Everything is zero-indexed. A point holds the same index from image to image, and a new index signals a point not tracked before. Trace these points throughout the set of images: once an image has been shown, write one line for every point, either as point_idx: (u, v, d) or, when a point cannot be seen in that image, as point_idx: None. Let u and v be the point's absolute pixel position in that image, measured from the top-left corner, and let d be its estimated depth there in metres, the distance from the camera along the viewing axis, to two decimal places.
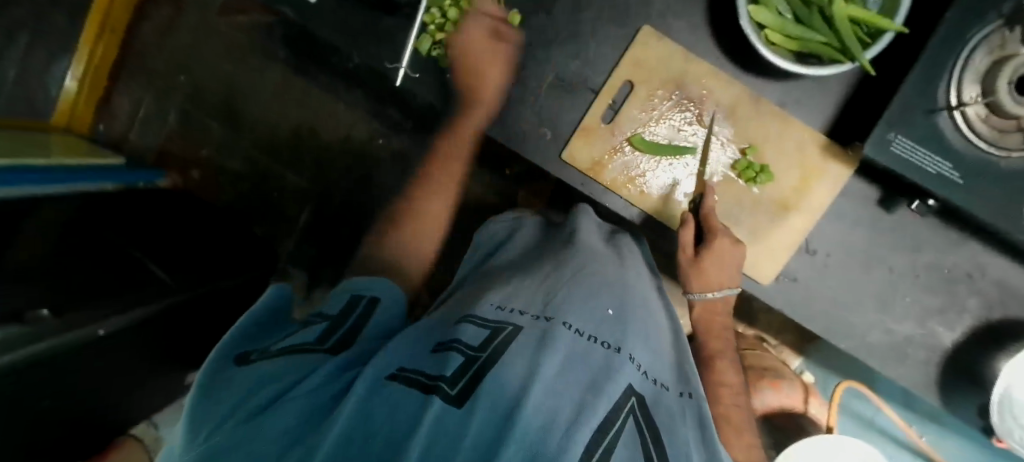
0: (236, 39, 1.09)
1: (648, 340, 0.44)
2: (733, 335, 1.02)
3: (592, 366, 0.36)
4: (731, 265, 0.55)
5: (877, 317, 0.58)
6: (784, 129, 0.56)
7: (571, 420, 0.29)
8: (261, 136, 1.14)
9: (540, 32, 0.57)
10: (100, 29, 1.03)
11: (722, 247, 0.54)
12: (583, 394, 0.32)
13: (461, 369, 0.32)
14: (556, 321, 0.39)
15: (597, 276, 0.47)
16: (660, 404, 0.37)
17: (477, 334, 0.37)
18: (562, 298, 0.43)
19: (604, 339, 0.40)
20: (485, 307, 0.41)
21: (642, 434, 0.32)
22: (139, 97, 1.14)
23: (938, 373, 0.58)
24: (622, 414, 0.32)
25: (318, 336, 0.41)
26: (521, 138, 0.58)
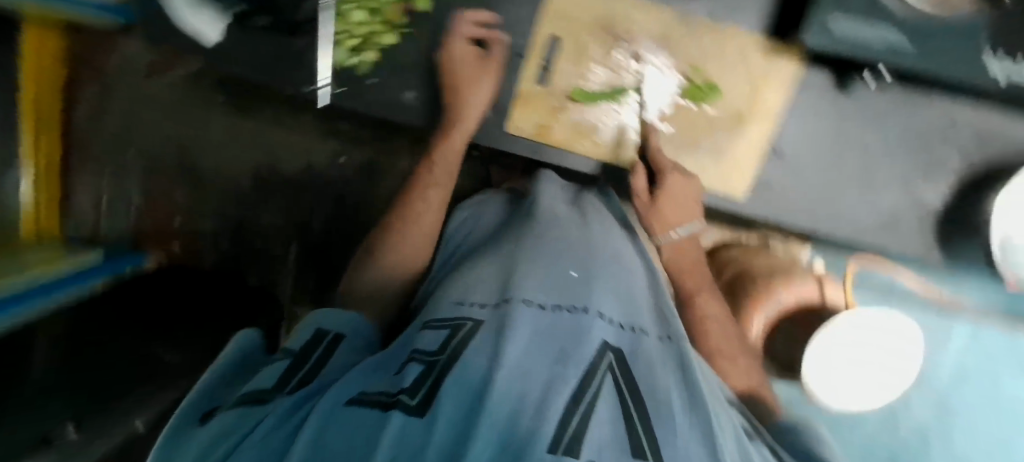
0: (173, 96, 1.05)
1: (619, 294, 0.43)
2: (724, 249, 0.99)
3: (558, 335, 0.35)
4: (686, 200, 0.61)
5: (863, 193, 0.62)
6: (722, 47, 0.62)
7: (540, 399, 0.28)
8: (224, 189, 1.11)
9: (450, 11, 0.62)
10: (37, 125, 1.00)
11: (670, 183, 0.60)
12: (552, 368, 0.31)
13: (420, 380, 0.31)
14: (515, 300, 0.38)
15: (549, 243, 0.50)
16: (640, 354, 0.35)
17: (437, 339, 0.37)
18: (519, 278, 0.43)
19: (569, 304, 0.39)
20: (444, 305, 0.43)
21: (621, 391, 0.31)
22: (96, 184, 1.10)
23: (934, 230, 0.62)
24: (598, 375, 0.31)
25: (276, 380, 0.37)
26: (455, 118, 0.64)
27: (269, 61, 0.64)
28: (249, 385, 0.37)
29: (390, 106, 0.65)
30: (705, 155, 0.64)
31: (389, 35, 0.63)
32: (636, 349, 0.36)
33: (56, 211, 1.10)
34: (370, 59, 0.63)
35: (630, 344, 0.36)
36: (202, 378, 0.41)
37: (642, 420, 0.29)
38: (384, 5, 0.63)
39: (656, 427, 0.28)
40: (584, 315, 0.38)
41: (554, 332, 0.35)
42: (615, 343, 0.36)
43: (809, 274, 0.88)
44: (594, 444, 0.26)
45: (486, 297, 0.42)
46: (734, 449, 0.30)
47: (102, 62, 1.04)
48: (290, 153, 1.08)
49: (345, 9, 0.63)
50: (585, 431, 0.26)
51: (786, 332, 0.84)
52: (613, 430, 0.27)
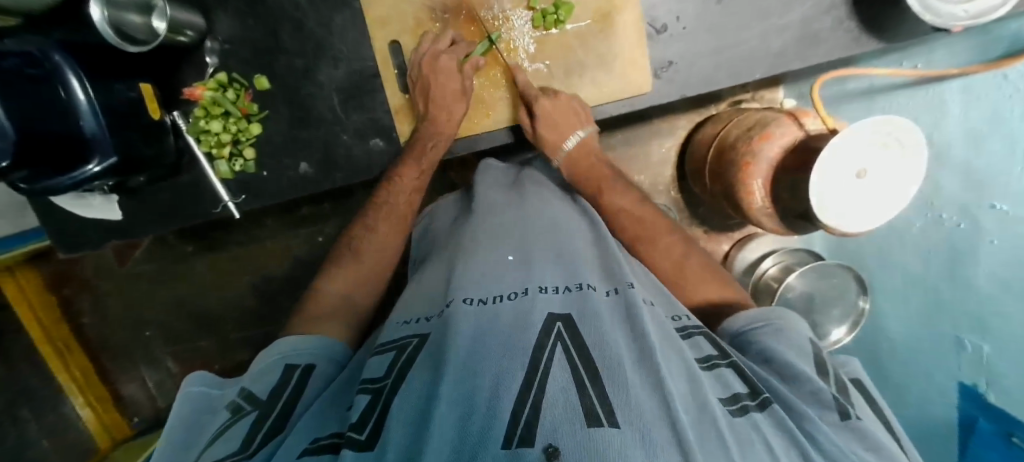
0: (150, 271, 1.17)
1: (560, 260, 0.47)
2: (705, 125, 0.99)
3: (504, 323, 0.36)
4: (563, 114, 0.59)
5: (763, 25, 0.57)
6: None
7: (491, 388, 0.29)
8: (238, 318, 1.20)
9: (292, 70, 0.62)
10: (61, 355, 1.17)
11: (542, 109, 0.58)
12: (501, 362, 0.31)
13: (367, 410, 0.33)
14: (456, 303, 0.40)
15: (488, 235, 0.52)
16: (587, 315, 0.36)
17: (383, 363, 0.40)
18: (459, 280, 0.44)
19: (511, 291, 0.41)
20: (391, 329, 0.46)
21: (573, 359, 0.31)
22: (137, 375, 1.23)
23: (853, 16, 0.56)
24: (547, 349, 0.32)
25: (243, 441, 0.36)
26: (355, 166, 0.65)
27: (173, 205, 0.67)
28: (215, 450, 0.35)
29: (293, 188, 0.66)
30: (594, 69, 0.60)
31: (253, 125, 0.62)
32: (584, 310, 0.37)
33: (118, 411, 1.24)
34: (251, 155, 0.64)
35: (577, 306, 0.38)
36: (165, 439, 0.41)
37: (594, 385, 0.28)
38: (231, 103, 0.61)
39: (610, 392, 0.27)
40: (526, 296, 0.40)
41: (498, 324, 0.36)
42: (562, 312, 0.37)
43: (779, 115, 0.76)
44: (548, 424, 0.25)
45: (429, 312, 0.46)
46: (687, 389, 0.30)
47: (82, 274, 1.17)
48: (272, 260, 1.15)
49: (199, 126, 0.60)
50: (538, 417, 0.25)
51: (784, 182, 0.69)
52: (566, 405, 0.26)
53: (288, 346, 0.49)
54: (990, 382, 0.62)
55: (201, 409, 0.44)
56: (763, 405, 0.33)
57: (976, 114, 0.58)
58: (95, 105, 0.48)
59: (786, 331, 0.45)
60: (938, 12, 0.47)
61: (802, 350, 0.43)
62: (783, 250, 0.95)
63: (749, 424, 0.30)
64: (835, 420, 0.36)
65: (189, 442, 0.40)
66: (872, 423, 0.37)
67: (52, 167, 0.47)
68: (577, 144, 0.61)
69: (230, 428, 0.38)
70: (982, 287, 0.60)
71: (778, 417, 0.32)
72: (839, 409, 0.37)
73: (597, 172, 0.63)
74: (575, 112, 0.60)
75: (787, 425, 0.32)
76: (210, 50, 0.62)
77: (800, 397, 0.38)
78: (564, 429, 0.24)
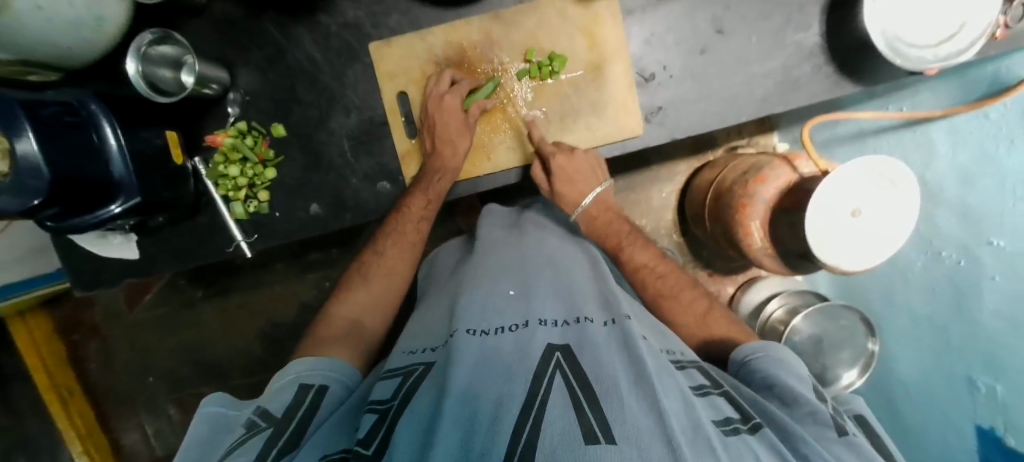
0: (159, 314, 1.19)
1: (559, 295, 0.49)
2: (703, 169, 1.01)
3: (505, 353, 0.37)
4: (581, 170, 0.63)
5: (746, 73, 0.60)
6: (539, 16, 0.61)
7: (493, 411, 0.30)
8: (242, 362, 1.19)
9: (307, 120, 0.67)
10: (63, 400, 1.15)
11: (559, 165, 0.62)
12: (502, 385, 0.33)
13: (374, 430, 0.35)
14: (459, 332, 0.41)
15: (492, 269, 0.54)
16: (585, 345, 0.38)
17: (389, 387, 0.41)
18: (463, 310, 0.46)
19: (511, 323, 0.43)
20: (396, 357, 0.47)
21: (571, 384, 0.32)
22: (136, 422, 1.21)
23: (831, 63, 0.59)
24: (547, 376, 0.33)
25: (257, 458, 0.37)
26: (362, 207, 0.68)
27: (188, 245, 0.69)
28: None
29: (303, 228, 0.69)
30: (588, 114, 0.63)
31: (268, 170, 0.66)
32: (581, 341, 0.39)
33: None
34: (264, 197, 0.67)
35: (575, 338, 0.40)
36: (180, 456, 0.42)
37: (592, 407, 0.29)
38: (249, 149, 0.65)
39: (605, 411, 0.29)
40: (526, 328, 0.41)
41: (499, 352, 0.38)
42: (561, 343, 0.39)
43: (772, 159, 0.78)
44: (547, 444, 0.26)
45: (433, 343, 0.47)
46: (682, 409, 0.32)
47: (92, 318, 1.19)
48: (279, 305, 1.17)
49: (218, 171, 0.64)
50: (538, 437, 0.27)
51: (782, 221, 0.70)
52: (565, 423, 0.28)
53: (307, 365, 0.50)
54: (1009, 424, 0.58)
55: (216, 429, 0.45)
56: (754, 428, 0.35)
57: (963, 151, 0.60)
58: (124, 149, 0.52)
59: (783, 358, 0.46)
60: (907, 57, 0.50)
61: (799, 375, 0.44)
62: (788, 291, 0.93)
63: (741, 443, 0.32)
64: (833, 439, 0.37)
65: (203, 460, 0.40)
66: (861, 437, 0.39)
67: (81, 207, 0.51)
68: (593, 200, 0.66)
69: (245, 444, 0.39)
70: (989, 325, 0.59)
71: (770, 442, 0.34)
72: (836, 427, 0.39)
73: (607, 220, 0.67)
74: (592, 170, 0.64)
75: (779, 449, 0.33)
76: (231, 101, 0.67)
77: (799, 419, 0.39)
78: (561, 449, 0.26)
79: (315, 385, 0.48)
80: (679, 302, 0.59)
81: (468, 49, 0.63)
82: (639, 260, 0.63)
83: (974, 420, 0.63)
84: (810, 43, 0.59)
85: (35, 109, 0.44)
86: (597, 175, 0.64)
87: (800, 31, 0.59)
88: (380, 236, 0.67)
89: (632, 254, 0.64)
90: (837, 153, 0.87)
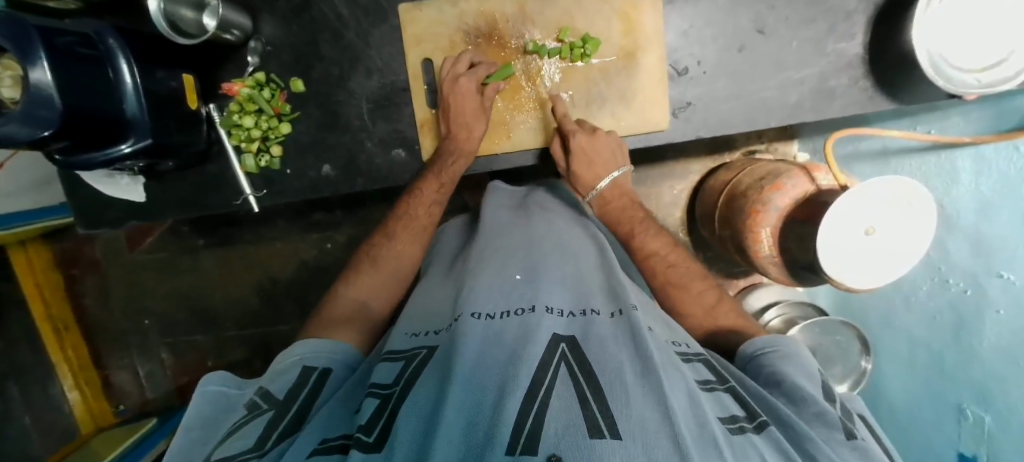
0: (159, 258, 1.19)
1: (566, 284, 0.49)
2: (719, 169, 1.00)
3: (508, 340, 0.38)
4: (600, 152, 0.62)
5: (780, 78, 0.59)
6: None
7: (495, 399, 0.30)
8: (238, 315, 1.20)
9: (327, 77, 0.65)
10: (57, 333, 1.17)
11: (579, 145, 0.60)
12: (504, 372, 0.33)
13: (376, 410, 0.36)
14: (464, 316, 0.42)
15: (500, 252, 0.54)
16: (592, 335, 0.39)
17: (392, 371, 0.41)
18: (471, 293, 0.46)
19: (518, 308, 0.43)
20: (396, 339, 0.47)
21: (576, 377, 0.33)
22: (128, 362, 1.23)
23: (869, 77, 0.58)
24: (551, 368, 0.34)
25: (259, 438, 0.38)
26: (374, 173, 0.68)
27: (194, 194, 0.69)
28: (232, 446, 0.37)
29: (312, 187, 0.68)
30: (614, 102, 0.62)
31: (283, 124, 0.65)
32: (586, 333, 0.40)
33: (105, 398, 1.22)
34: (276, 152, 0.66)
35: (581, 329, 0.40)
36: (181, 434, 0.43)
37: (597, 399, 0.30)
38: (265, 101, 0.64)
39: (610, 405, 0.29)
40: (533, 313, 0.42)
41: (504, 337, 0.38)
42: (567, 333, 0.40)
43: (791, 167, 0.76)
44: (551, 435, 0.27)
45: (438, 324, 0.48)
46: (689, 407, 0.32)
47: (92, 256, 1.19)
48: (280, 262, 1.17)
49: (232, 120, 0.63)
50: (541, 428, 0.27)
51: (792, 232, 0.69)
52: (569, 416, 0.28)
53: (314, 345, 0.51)
54: (990, 454, 0.61)
55: (221, 407, 0.46)
56: (760, 427, 0.35)
57: (986, 182, 0.59)
58: (138, 89, 0.51)
59: (794, 355, 0.47)
60: (950, 79, 0.49)
61: (808, 374, 0.45)
62: (786, 303, 0.93)
63: (747, 442, 0.32)
64: (841, 441, 0.37)
65: (209, 436, 0.42)
66: (873, 444, 0.38)
67: (93, 144, 0.50)
68: (609, 183, 0.65)
69: (246, 425, 0.40)
70: (986, 357, 0.60)
71: (775, 441, 0.33)
72: (845, 430, 0.38)
73: (620, 205, 0.67)
74: (614, 153, 0.62)
75: (783, 448, 0.33)
76: (252, 50, 0.65)
77: (807, 419, 0.39)
78: (568, 439, 0.26)
79: (318, 367, 0.49)
80: (692, 307, 0.59)
81: (499, 21, 0.61)
82: (644, 262, 0.63)
83: (958, 448, 0.66)
84: (851, 53, 0.57)
85: (51, 38, 0.43)
86: (617, 158, 0.63)
87: (842, 40, 0.57)
88: (397, 218, 0.68)
89: (642, 254, 0.64)
90: (855, 168, 0.86)
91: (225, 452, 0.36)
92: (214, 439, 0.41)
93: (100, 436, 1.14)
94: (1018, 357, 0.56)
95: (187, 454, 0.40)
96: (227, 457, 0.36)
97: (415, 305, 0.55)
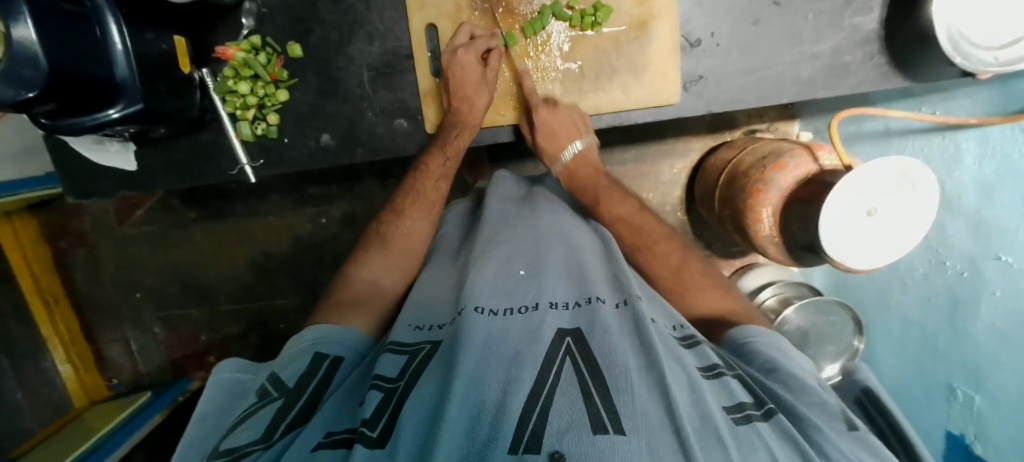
0: (150, 232, 1.17)
1: (571, 276, 0.49)
2: (721, 146, 0.99)
3: (512, 338, 0.37)
4: (564, 126, 0.62)
5: (794, 53, 0.58)
6: None
7: (500, 398, 0.30)
8: (233, 290, 1.19)
9: (325, 42, 0.63)
10: (48, 307, 1.15)
11: (542, 119, 0.61)
12: (509, 370, 0.33)
13: (380, 408, 0.35)
14: (467, 309, 0.41)
15: (506, 244, 0.54)
16: (596, 326, 0.39)
17: (396, 364, 0.40)
18: (474, 286, 0.46)
19: (522, 304, 0.43)
20: (400, 330, 0.47)
21: (581, 372, 0.33)
22: (121, 336, 1.22)
23: (882, 52, 0.57)
24: (556, 364, 0.34)
25: (266, 429, 0.38)
26: (376, 144, 0.66)
27: (187, 163, 0.67)
28: (237, 437, 0.37)
29: (311, 156, 0.66)
30: (624, 74, 0.61)
31: (281, 91, 0.63)
32: (591, 324, 0.39)
33: (97, 372, 1.22)
34: (274, 121, 0.64)
35: (586, 322, 0.40)
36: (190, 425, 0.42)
37: (600, 394, 0.30)
38: (261, 67, 0.62)
39: (614, 399, 0.29)
40: (536, 310, 0.42)
41: (507, 335, 0.38)
42: (571, 328, 0.39)
43: (794, 147, 0.76)
44: (554, 434, 0.27)
45: (443, 318, 0.47)
46: (693, 401, 0.32)
47: (81, 228, 1.17)
48: (274, 237, 1.15)
49: (227, 86, 0.61)
50: (545, 427, 0.27)
51: (794, 214, 0.69)
52: (572, 414, 0.28)
53: (326, 331, 0.51)
54: (978, 434, 0.63)
55: (233, 394, 0.46)
56: (767, 414, 0.35)
57: (989, 163, 0.59)
58: (128, 51, 0.49)
59: (784, 346, 0.47)
60: (967, 55, 0.48)
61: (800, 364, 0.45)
62: (783, 282, 0.94)
63: (752, 432, 0.32)
64: (841, 430, 0.37)
65: (219, 424, 0.42)
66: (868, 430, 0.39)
67: (81, 108, 0.48)
68: (573, 157, 0.65)
69: (256, 414, 0.40)
70: (979, 340, 0.61)
71: (783, 428, 0.34)
72: (846, 420, 0.38)
73: (592, 185, 0.66)
74: (577, 125, 0.63)
75: (792, 436, 0.33)
76: (246, 11, 0.62)
77: (808, 407, 0.40)
78: (570, 437, 0.26)
79: (327, 355, 0.48)
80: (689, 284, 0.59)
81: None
82: (648, 239, 0.62)
83: (947, 427, 0.68)
84: (867, 28, 0.56)
85: None
86: (581, 131, 0.63)
87: (860, 14, 0.56)
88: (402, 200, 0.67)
89: (643, 232, 0.62)
90: (858, 149, 0.86)
91: (232, 443, 0.36)
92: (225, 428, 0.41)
93: (93, 411, 1.13)
94: (1010, 338, 0.57)
95: (202, 440, 0.40)
96: (234, 449, 0.36)
97: (421, 292, 0.55)
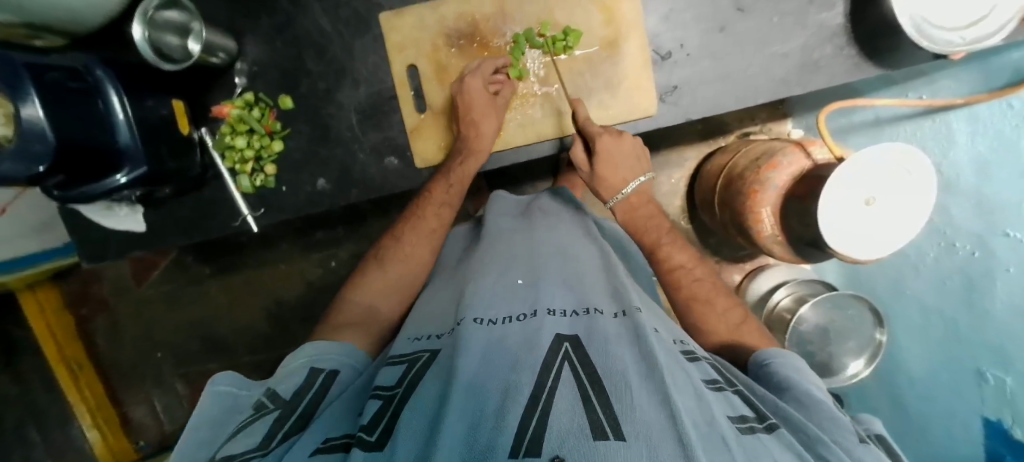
0: (165, 290, 1.20)
1: (569, 285, 0.49)
2: (715, 152, 1.00)
3: (511, 347, 0.37)
4: (623, 154, 0.61)
5: (765, 55, 0.59)
6: None
7: (498, 405, 0.30)
8: (249, 341, 1.20)
9: (314, 92, 0.66)
10: (72, 373, 1.16)
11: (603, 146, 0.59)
12: (508, 376, 0.33)
13: (378, 413, 0.35)
14: (466, 321, 0.42)
15: (502, 256, 0.54)
16: (596, 335, 0.39)
17: (395, 374, 0.41)
18: (473, 298, 0.46)
19: (520, 312, 0.43)
20: (400, 344, 0.47)
21: (580, 379, 0.33)
22: (145, 397, 1.23)
23: (852, 44, 0.57)
24: (555, 368, 0.34)
25: (265, 438, 0.38)
26: (370, 183, 0.68)
27: (193, 219, 0.69)
28: (237, 444, 0.37)
29: (309, 202, 0.68)
30: (601, 92, 0.62)
31: (275, 142, 0.66)
32: (589, 333, 0.39)
33: (124, 435, 1.22)
34: (270, 172, 0.67)
35: (585, 330, 0.40)
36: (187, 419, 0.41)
37: (599, 400, 0.30)
38: (256, 121, 0.65)
39: (615, 405, 0.29)
40: (535, 317, 0.42)
41: (505, 344, 0.38)
42: (570, 333, 0.39)
43: (785, 145, 0.76)
44: (553, 437, 0.26)
45: (440, 329, 0.48)
46: (695, 407, 0.31)
47: (99, 293, 1.20)
48: (285, 284, 1.17)
49: (225, 142, 0.65)
50: (546, 429, 0.27)
51: (793, 211, 0.69)
52: (572, 417, 0.28)
53: (325, 347, 0.51)
54: (1016, 417, 0.60)
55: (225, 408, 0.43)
56: (769, 427, 0.34)
57: (983, 139, 0.59)
58: (131, 121, 0.52)
59: (800, 366, 0.46)
60: (932, 40, 0.49)
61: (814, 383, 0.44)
62: (795, 281, 0.92)
63: (757, 442, 0.31)
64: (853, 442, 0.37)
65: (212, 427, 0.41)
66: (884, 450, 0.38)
67: (87, 175, 0.51)
68: (634, 190, 0.64)
69: (254, 422, 0.40)
70: (1001, 319, 0.60)
71: (787, 441, 0.33)
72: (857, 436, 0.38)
73: (647, 212, 0.65)
74: (637, 157, 0.62)
75: (795, 447, 0.32)
76: (239, 71, 0.66)
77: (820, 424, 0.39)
78: (571, 440, 0.26)
79: (324, 369, 0.48)
80: (691, 291, 0.58)
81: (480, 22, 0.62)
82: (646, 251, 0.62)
83: (981, 412, 0.65)
84: (833, 23, 0.57)
85: (41, 74, 0.43)
86: (641, 163, 0.63)
87: (823, 10, 0.57)
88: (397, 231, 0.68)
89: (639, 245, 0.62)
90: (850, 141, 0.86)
91: (231, 450, 0.36)
92: (221, 435, 0.40)
93: None
94: None
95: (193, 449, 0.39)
96: (233, 456, 0.36)
97: (422, 309, 0.55)
